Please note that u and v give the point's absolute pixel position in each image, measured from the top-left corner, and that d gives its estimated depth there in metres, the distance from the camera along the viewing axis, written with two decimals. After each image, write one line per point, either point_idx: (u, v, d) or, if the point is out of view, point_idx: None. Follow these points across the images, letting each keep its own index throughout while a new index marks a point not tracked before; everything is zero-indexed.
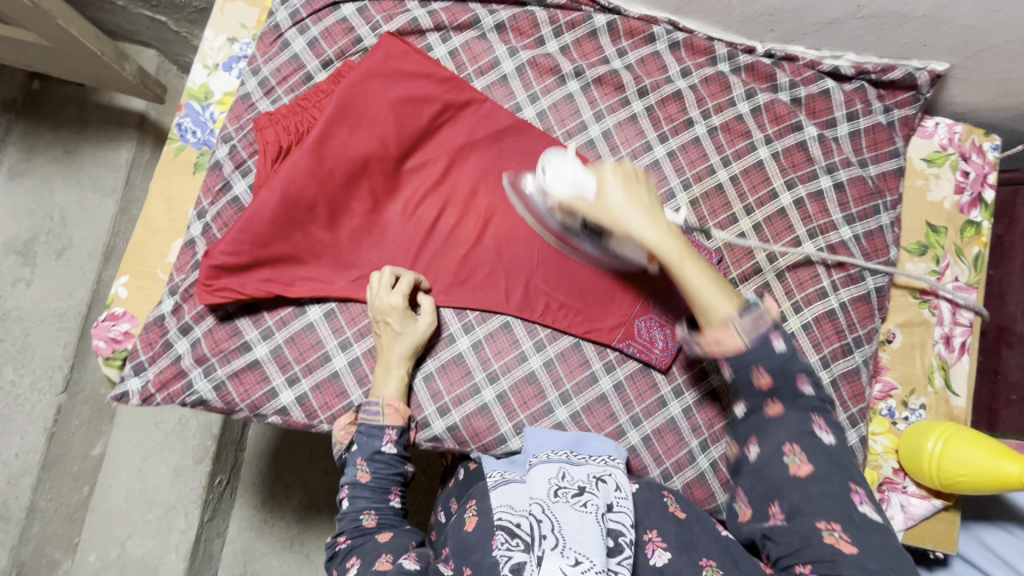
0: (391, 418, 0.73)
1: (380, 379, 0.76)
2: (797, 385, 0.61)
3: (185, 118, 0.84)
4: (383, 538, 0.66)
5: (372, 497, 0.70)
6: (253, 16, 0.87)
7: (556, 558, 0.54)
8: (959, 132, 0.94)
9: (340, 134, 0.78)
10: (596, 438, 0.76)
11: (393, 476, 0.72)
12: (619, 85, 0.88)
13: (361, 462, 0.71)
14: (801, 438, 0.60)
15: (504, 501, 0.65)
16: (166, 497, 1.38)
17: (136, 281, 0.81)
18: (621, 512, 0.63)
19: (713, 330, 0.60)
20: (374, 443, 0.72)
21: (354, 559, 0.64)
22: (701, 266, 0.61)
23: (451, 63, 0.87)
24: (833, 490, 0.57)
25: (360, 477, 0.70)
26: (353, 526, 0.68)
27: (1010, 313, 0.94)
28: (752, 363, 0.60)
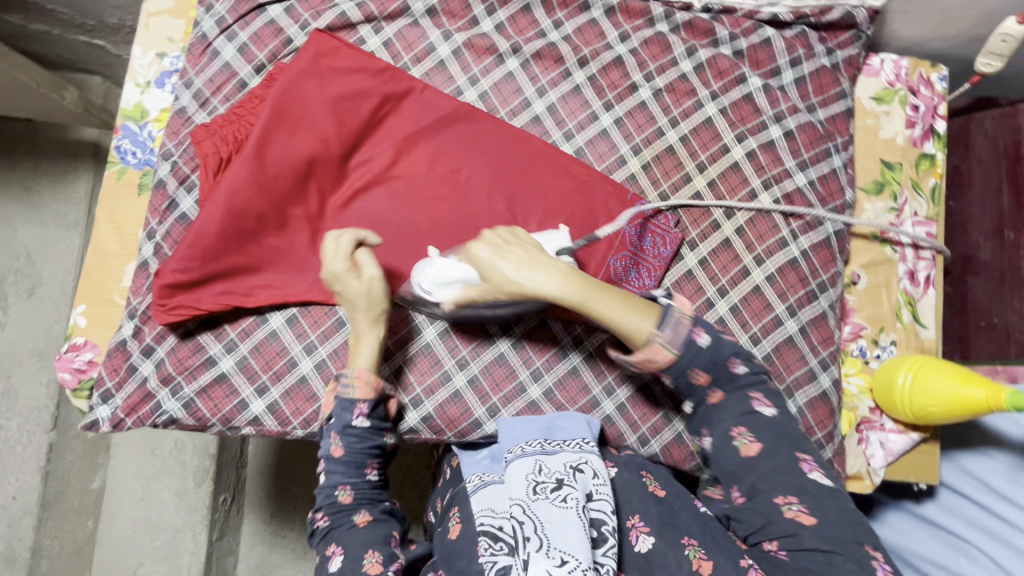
0: (362, 391, 0.72)
1: (353, 348, 0.74)
2: (730, 368, 0.68)
3: (124, 139, 0.83)
4: (364, 524, 0.68)
5: (347, 471, 0.71)
6: (180, 29, 0.86)
7: (542, 560, 0.58)
8: (905, 66, 0.94)
9: (279, 138, 0.77)
10: (568, 418, 0.77)
11: (367, 451, 0.72)
12: (558, 57, 0.87)
13: (335, 436, 0.71)
14: (744, 419, 0.67)
15: (484, 504, 0.68)
16: (172, 522, 1.39)
17: (94, 308, 0.80)
18: (601, 499, 0.65)
19: (643, 352, 0.67)
20: (346, 417, 0.71)
21: (336, 548, 0.67)
22: (604, 293, 0.66)
23: (387, 54, 0.86)
24: (782, 463, 0.64)
25: (333, 452, 0.71)
26: (329, 501, 0.70)
27: (973, 242, 0.94)
28: (688, 365, 0.67)
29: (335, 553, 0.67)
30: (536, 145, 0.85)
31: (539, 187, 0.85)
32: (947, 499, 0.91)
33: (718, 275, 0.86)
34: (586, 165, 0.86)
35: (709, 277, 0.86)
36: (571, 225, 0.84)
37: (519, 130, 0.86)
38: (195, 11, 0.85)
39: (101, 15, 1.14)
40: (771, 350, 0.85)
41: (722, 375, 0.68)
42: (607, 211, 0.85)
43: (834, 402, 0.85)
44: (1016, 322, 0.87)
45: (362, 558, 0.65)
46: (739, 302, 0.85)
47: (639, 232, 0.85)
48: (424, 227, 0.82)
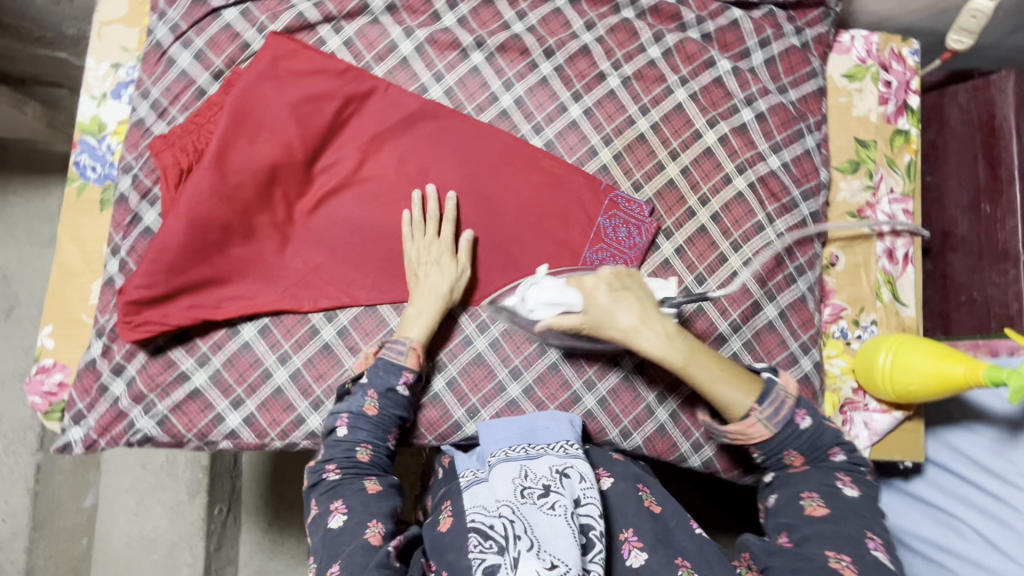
0: (412, 361, 0.73)
1: (407, 320, 0.76)
2: (827, 452, 0.65)
3: (82, 154, 0.81)
4: (374, 491, 0.67)
5: (373, 431, 0.71)
6: (134, 37, 0.84)
7: (532, 560, 0.55)
8: (877, 42, 0.92)
9: (239, 146, 0.75)
10: (549, 417, 0.76)
11: (400, 416, 0.73)
12: (523, 49, 0.86)
13: (372, 395, 0.72)
14: (821, 488, 0.63)
15: (475, 500, 0.64)
16: (167, 536, 1.38)
17: (61, 329, 0.78)
18: (589, 505, 0.64)
19: (737, 424, 0.66)
20: (390, 379, 0.73)
21: (341, 506, 0.65)
22: (711, 364, 0.67)
23: (348, 54, 0.84)
24: (846, 531, 0.59)
25: (366, 409, 0.71)
26: (345, 456, 0.70)
27: (951, 216, 0.94)
28: (782, 446, 0.65)
29: (338, 510, 0.65)
30: (505, 140, 0.84)
31: (509, 183, 0.83)
32: (936, 476, 0.91)
33: (695, 263, 0.85)
34: (557, 158, 0.85)
35: (686, 266, 0.85)
36: (545, 221, 0.83)
37: (487, 126, 0.84)
38: (148, 19, 0.82)
39: (59, 26, 1.11)
40: (750, 336, 0.84)
41: (816, 453, 0.66)
42: (580, 204, 0.84)
43: (817, 384, 0.85)
44: (995, 295, 0.87)
45: (365, 524, 0.63)
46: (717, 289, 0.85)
47: (613, 224, 0.84)
48: (394, 228, 0.81)
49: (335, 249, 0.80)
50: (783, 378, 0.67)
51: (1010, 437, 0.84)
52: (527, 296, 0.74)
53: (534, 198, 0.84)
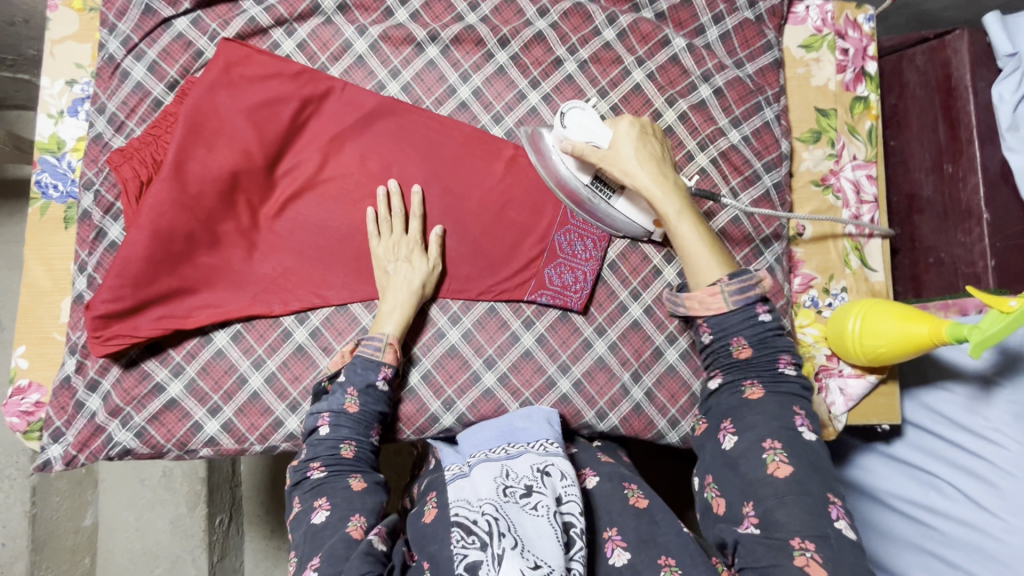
0: (390, 356, 0.74)
1: (383, 315, 0.76)
2: (777, 365, 0.62)
3: (43, 173, 0.81)
4: (358, 487, 0.65)
5: (356, 428, 0.70)
6: (86, 54, 0.84)
7: (516, 559, 0.53)
8: (831, 11, 0.92)
9: (197, 155, 0.75)
10: (526, 418, 0.76)
11: (381, 412, 0.72)
12: (477, 39, 0.85)
13: (353, 392, 0.71)
14: (783, 434, 0.58)
15: (459, 495, 0.62)
16: (170, 549, 1.39)
17: (34, 348, 0.79)
18: (570, 503, 0.63)
19: (701, 290, 0.66)
20: (369, 377, 0.72)
21: (324, 502, 0.63)
22: (697, 226, 0.68)
23: (302, 56, 0.84)
24: (810, 500, 0.54)
25: (347, 407, 0.71)
26: (329, 453, 0.68)
27: (915, 179, 0.94)
28: (736, 327, 0.64)
29: (322, 507, 0.63)
30: (465, 132, 0.84)
31: (473, 173, 0.84)
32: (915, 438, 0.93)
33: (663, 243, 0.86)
34: (519, 146, 0.85)
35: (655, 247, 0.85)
36: (511, 209, 0.84)
37: (446, 119, 0.84)
38: (99, 34, 0.82)
39: (18, 48, 1.10)
40: None
41: (767, 366, 0.62)
42: (545, 189, 0.84)
43: None
44: (961, 255, 0.88)
45: (348, 519, 0.61)
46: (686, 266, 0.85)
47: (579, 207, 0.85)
48: (359, 227, 0.81)
49: (301, 251, 0.80)
50: (761, 273, 0.65)
51: (982, 393, 0.85)
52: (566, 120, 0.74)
53: (498, 187, 0.84)
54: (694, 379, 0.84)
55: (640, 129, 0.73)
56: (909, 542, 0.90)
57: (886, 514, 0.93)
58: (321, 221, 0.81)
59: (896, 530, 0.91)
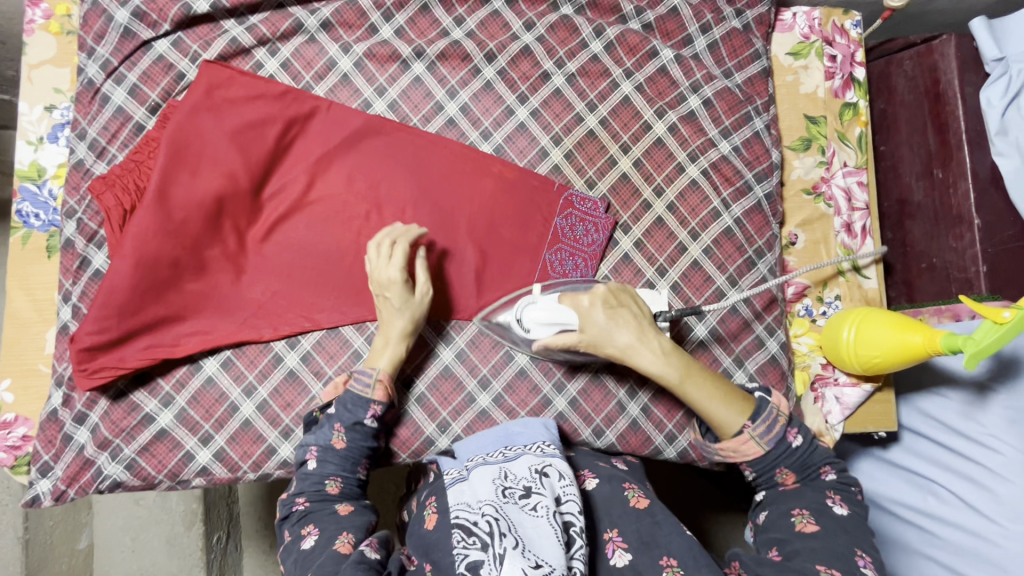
0: (380, 393, 0.72)
1: (377, 350, 0.75)
2: (818, 472, 0.64)
3: (23, 202, 0.80)
4: (346, 511, 0.65)
5: (342, 463, 0.69)
6: (66, 78, 0.82)
7: (518, 559, 0.55)
8: (818, 17, 0.92)
9: (181, 180, 0.74)
10: (522, 424, 0.77)
11: (369, 447, 0.71)
12: (464, 55, 0.84)
13: (338, 427, 0.70)
14: (812, 506, 0.61)
15: (459, 498, 0.64)
16: (168, 569, 1.38)
17: (19, 381, 0.77)
18: (570, 503, 0.64)
19: (731, 442, 0.65)
20: (355, 414, 0.70)
21: (312, 527, 0.63)
22: (702, 378, 0.67)
23: (286, 76, 0.82)
24: (837, 548, 0.56)
25: (334, 443, 0.69)
26: (315, 489, 0.67)
27: (906, 184, 0.94)
28: (774, 465, 0.64)
29: (310, 533, 0.62)
30: (454, 149, 0.83)
31: (462, 191, 0.83)
32: (911, 443, 0.92)
33: (655, 256, 0.85)
34: (508, 162, 0.84)
35: (647, 260, 0.85)
36: (501, 227, 0.83)
37: (435, 136, 0.83)
38: (77, 58, 0.81)
39: None
40: (716, 323, 0.84)
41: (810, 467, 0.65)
42: (536, 206, 0.83)
43: (786, 364, 0.85)
44: (953, 260, 0.88)
45: (337, 536, 0.61)
46: (679, 279, 0.85)
47: (570, 223, 0.84)
48: (348, 248, 0.80)
49: (290, 274, 0.79)
50: (777, 397, 0.66)
51: (976, 399, 0.85)
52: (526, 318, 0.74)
53: (490, 203, 0.83)
54: None
55: (605, 299, 0.70)
56: (913, 548, 0.88)
57: (885, 519, 0.92)
58: (309, 243, 0.80)
59: (898, 535, 0.90)
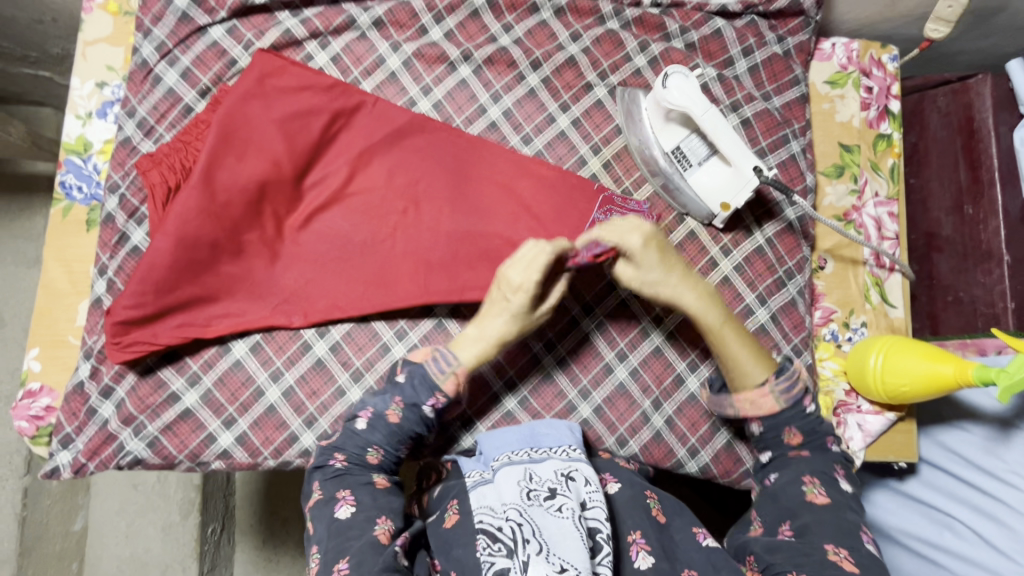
0: (449, 385, 0.70)
1: (466, 335, 0.73)
2: (826, 443, 0.67)
3: (68, 174, 0.80)
4: (383, 487, 0.65)
5: (388, 436, 0.68)
6: (119, 56, 0.83)
7: (541, 564, 0.57)
8: (857, 49, 0.94)
9: (227, 163, 0.75)
10: (549, 423, 0.77)
11: (416, 434, 0.70)
12: (510, 61, 0.86)
13: (399, 402, 0.69)
14: (821, 475, 0.63)
15: (481, 501, 0.65)
16: (161, 558, 1.34)
17: (47, 351, 0.77)
18: (595, 507, 0.65)
19: (749, 391, 0.69)
20: (419, 395, 0.69)
21: (349, 497, 0.62)
22: (739, 332, 0.71)
23: (335, 69, 0.84)
24: (844, 522, 0.59)
25: (389, 416, 0.68)
26: (357, 452, 0.67)
27: (934, 218, 0.95)
28: (784, 422, 0.68)
29: (346, 500, 0.62)
30: (495, 151, 0.84)
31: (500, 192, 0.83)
32: (929, 475, 0.90)
33: None
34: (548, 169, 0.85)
35: None
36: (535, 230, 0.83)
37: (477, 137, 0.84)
38: (133, 38, 0.82)
39: (42, 45, 1.09)
40: None
41: (818, 436, 0.67)
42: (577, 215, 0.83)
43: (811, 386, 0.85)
44: (981, 295, 0.89)
45: (375, 518, 0.60)
46: None
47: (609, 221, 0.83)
48: (383, 242, 0.81)
49: (323, 264, 0.79)
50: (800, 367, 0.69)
51: (999, 435, 0.85)
52: (670, 83, 0.77)
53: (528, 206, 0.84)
54: (716, 409, 0.83)
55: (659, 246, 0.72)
56: None
57: (896, 551, 0.90)
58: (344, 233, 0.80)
59: (905, 568, 0.89)
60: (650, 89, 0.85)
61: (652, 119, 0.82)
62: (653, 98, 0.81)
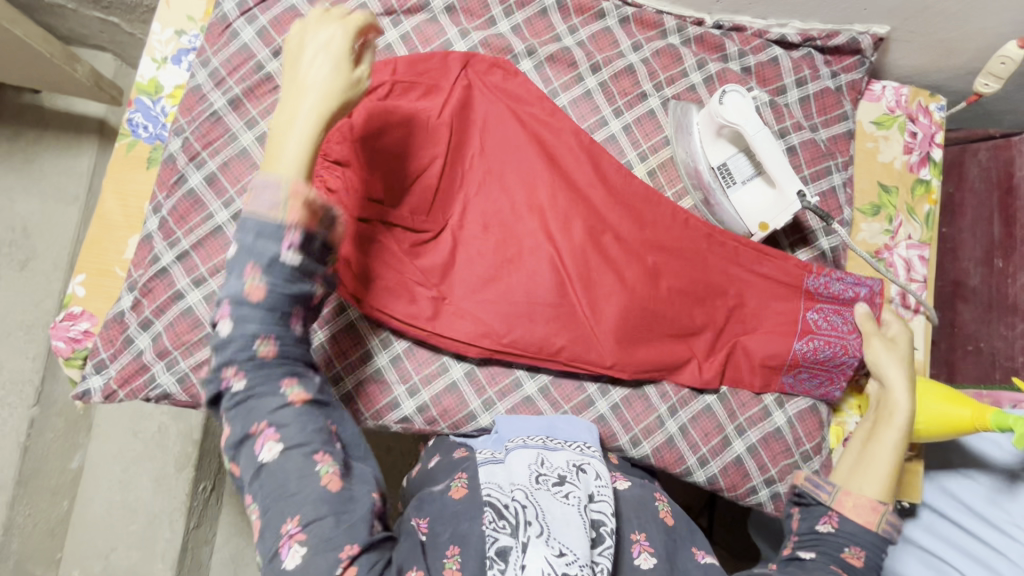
0: (295, 213, 0.51)
1: (273, 150, 0.52)
2: None
3: (136, 113, 0.85)
4: (301, 404, 0.52)
5: (265, 320, 0.51)
6: (200, 9, 0.87)
7: (541, 547, 0.55)
8: (905, 94, 0.96)
9: (470, 209, 0.82)
10: (567, 421, 0.78)
11: (290, 296, 0.52)
12: (571, 62, 0.88)
13: (255, 274, 0.50)
14: None
15: (490, 478, 0.65)
16: (150, 506, 1.27)
17: (93, 279, 0.82)
18: (602, 501, 0.64)
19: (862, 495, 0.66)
20: (270, 249, 0.51)
21: (270, 431, 0.51)
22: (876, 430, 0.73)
23: (404, 47, 0.85)
24: None
25: (249, 292, 0.51)
26: (245, 357, 0.51)
27: (963, 268, 0.97)
28: None
29: (269, 438, 0.51)
30: (532, 227, 0.82)
31: (491, 208, 0.82)
32: (928, 519, 0.90)
33: None
34: (563, 218, 0.83)
35: None
36: (510, 208, 0.83)
37: (528, 232, 0.82)
38: None
39: None
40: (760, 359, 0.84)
41: None
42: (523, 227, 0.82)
43: (821, 414, 0.87)
44: (1002, 347, 0.90)
45: (312, 453, 0.51)
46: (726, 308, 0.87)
47: (822, 315, 0.85)
48: (508, 195, 0.83)
49: (631, 214, 0.85)
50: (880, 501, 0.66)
51: (1004, 486, 0.86)
52: (726, 99, 0.80)
53: (761, 275, 0.85)
54: (729, 423, 0.84)
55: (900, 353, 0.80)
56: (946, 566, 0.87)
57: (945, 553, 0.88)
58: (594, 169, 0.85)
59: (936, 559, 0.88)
60: (705, 104, 0.87)
61: (704, 133, 0.84)
62: (706, 113, 0.84)
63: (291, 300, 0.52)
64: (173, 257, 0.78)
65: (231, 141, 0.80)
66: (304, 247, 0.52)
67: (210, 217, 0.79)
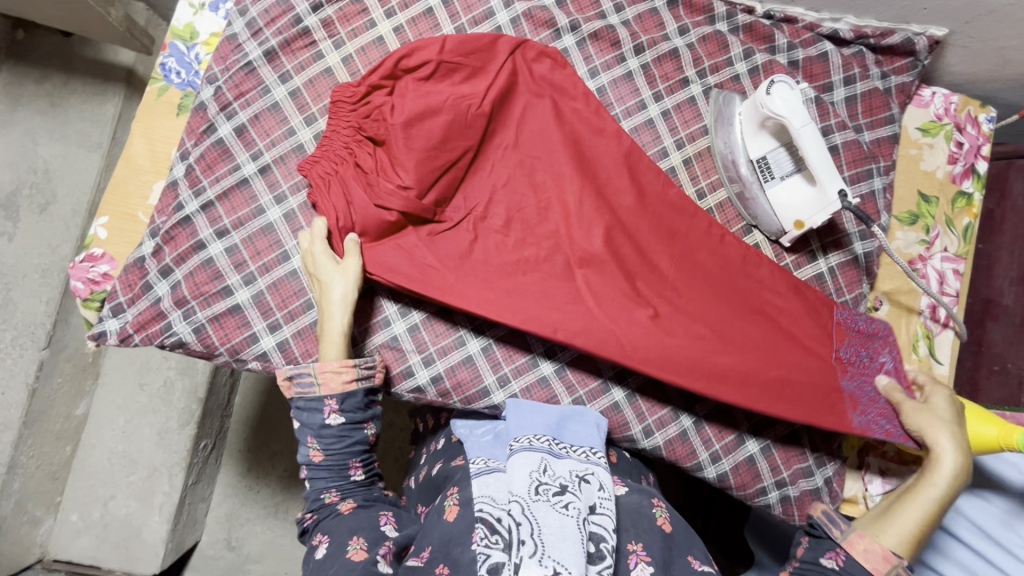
0: (327, 388, 0.70)
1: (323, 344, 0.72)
2: None
3: (169, 58, 0.84)
4: (349, 512, 0.66)
5: (331, 477, 0.69)
6: None
7: (534, 568, 0.52)
8: (955, 102, 0.93)
9: (493, 203, 0.81)
10: (579, 422, 0.75)
11: (348, 455, 0.70)
12: (615, 40, 0.86)
13: (312, 440, 0.70)
14: None
15: (484, 490, 0.61)
16: (150, 459, 1.27)
17: (116, 222, 0.81)
18: (603, 515, 0.60)
19: (878, 544, 0.64)
20: (317, 418, 0.69)
21: (324, 535, 0.65)
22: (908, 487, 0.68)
23: (444, 13, 0.83)
24: None
25: (314, 455, 0.70)
26: (316, 500, 0.69)
27: (997, 286, 0.94)
28: None
29: (322, 541, 0.64)
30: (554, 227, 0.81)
31: (516, 204, 0.81)
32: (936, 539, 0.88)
33: None
34: (588, 222, 0.81)
35: None
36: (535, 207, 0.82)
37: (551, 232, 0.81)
38: None
39: None
40: None
41: None
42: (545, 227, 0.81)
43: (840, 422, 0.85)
44: None
45: (346, 541, 0.62)
46: None
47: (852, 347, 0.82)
48: (535, 192, 0.82)
49: (659, 223, 0.82)
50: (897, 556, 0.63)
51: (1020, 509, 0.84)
52: (774, 89, 0.76)
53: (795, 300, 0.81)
54: (744, 423, 0.83)
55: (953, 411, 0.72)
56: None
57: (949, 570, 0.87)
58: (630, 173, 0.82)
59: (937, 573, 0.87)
60: (748, 95, 0.85)
61: (746, 125, 0.81)
62: (750, 102, 0.81)
63: (348, 455, 0.70)
64: (197, 207, 0.77)
65: (263, 94, 0.79)
66: (342, 408, 0.70)
67: (237, 168, 0.78)
